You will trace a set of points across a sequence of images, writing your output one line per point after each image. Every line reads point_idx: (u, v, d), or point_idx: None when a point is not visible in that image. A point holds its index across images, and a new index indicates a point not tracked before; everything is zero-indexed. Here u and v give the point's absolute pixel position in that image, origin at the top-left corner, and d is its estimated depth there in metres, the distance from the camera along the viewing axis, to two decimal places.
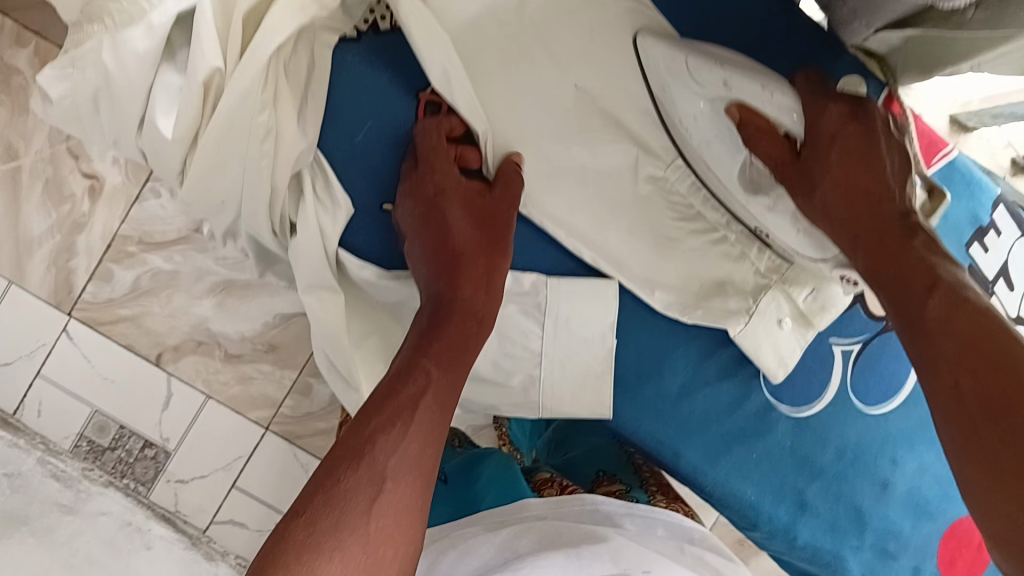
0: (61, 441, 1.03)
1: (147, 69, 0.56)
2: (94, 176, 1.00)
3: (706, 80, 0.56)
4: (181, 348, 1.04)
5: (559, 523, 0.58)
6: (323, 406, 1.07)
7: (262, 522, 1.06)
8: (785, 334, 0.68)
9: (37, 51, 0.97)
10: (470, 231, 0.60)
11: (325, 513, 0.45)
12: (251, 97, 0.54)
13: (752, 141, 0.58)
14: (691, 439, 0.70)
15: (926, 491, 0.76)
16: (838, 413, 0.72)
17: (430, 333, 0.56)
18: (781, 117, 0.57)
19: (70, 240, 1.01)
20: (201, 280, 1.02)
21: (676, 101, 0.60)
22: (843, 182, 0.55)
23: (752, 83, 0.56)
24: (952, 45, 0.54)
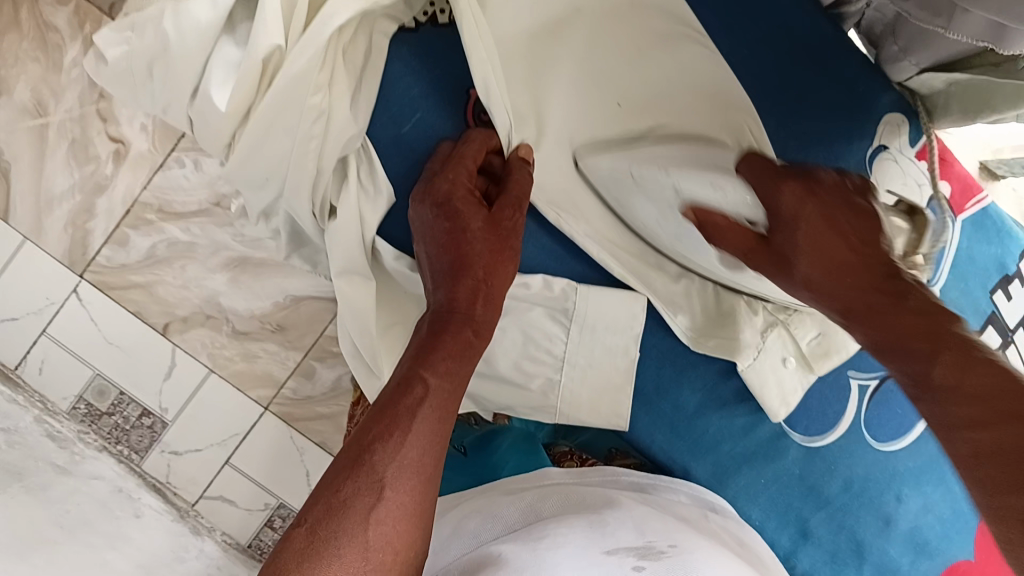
0: (60, 402, 1.03)
1: (204, 40, 0.59)
2: (120, 140, 1.00)
3: (652, 185, 0.61)
4: (189, 320, 1.04)
5: (583, 490, 0.62)
6: (324, 391, 1.07)
7: (252, 501, 1.06)
8: (789, 372, 0.71)
9: (76, 10, 0.97)
10: (481, 234, 0.60)
11: (326, 520, 0.47)
12: (308, 78, 0.57)
13: (718, 236, 0.60)
14: (700, 457, 0.72)
15: (927, 531, 0.77)
16: (848, 446, 0.74)
17: (430, 348, 0.57)
18: (737, 211, 0.59)
19: (90, 201, 1.01)
20: (216, 255, 1.03)
21: (636, 208, 0.65)
22: (820, 254, 0.56)
23: (703, 182, 0.58)
24: (1000, 91, 0.60)
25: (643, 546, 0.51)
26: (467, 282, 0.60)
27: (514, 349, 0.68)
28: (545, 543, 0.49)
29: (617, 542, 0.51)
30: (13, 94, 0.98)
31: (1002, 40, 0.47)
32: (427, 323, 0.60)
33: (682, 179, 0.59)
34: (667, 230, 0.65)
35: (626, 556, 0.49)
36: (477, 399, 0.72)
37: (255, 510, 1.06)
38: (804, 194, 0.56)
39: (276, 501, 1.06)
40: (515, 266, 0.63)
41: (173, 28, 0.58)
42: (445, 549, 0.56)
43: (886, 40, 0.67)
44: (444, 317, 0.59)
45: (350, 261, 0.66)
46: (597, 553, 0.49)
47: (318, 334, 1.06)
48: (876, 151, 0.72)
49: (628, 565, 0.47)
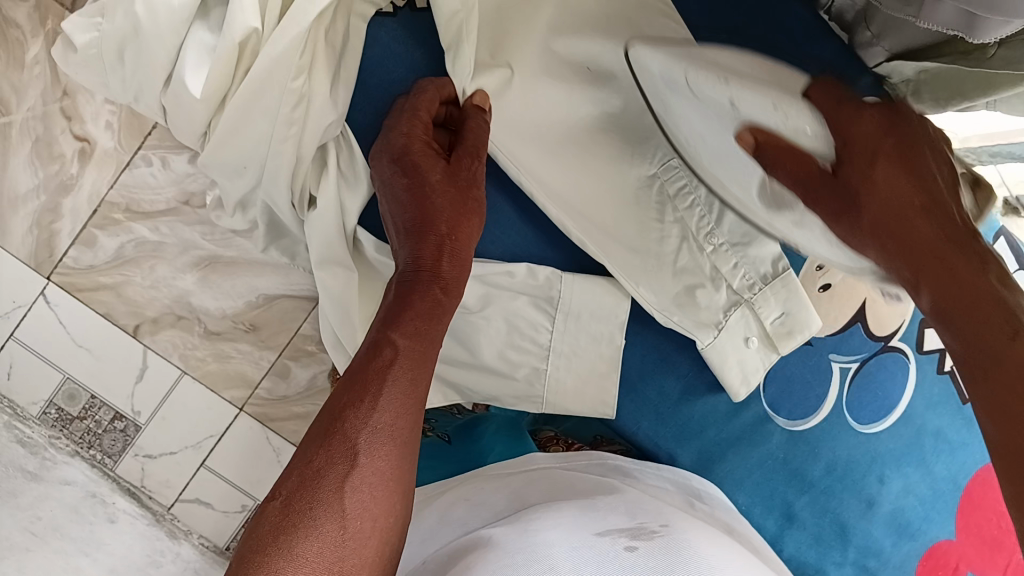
0: (28, 407, 1.00)
1: (181, 25, 0.60)
2: (86, 139, 0.98)
3: (713, 95, 0.53)
4: (160, 321, 1.02)
5: (570, 475, 0.64)
6: (300, 390, 1.06)
7: (228, 503, 1.05)
8: (751, 351, 0.74)
9: (38, 6, 0.94)
10: (445, 190, 0.62)
11: (299, 494, 0.49)
12: (287, 62, 0.57)
13: (773, 165, 0.51)
14: (687, 442, 0.77)
15: (909, 512, 0.80)
16: (829, 430, 0.78)
17: (401, 307, 0.58)
18: (800, 137, 0.50)
19: (56, 201, 0.99)
20: (186, 254, 1.01)
21: (677, 113, 0.61)
22: (893, 196, 0.48)
23: (763, 102, 0.49)
24: (969, 81, 0.59)
25: (636, 526, 0.52)
26: (432, 238, 0.61)
27: (498, 339, 0.71)
28: (535, 526, 0.51)
29: (607, 523, 0.52)
30: None
31: (972, 29, 0.46)
32: (407, 275, 0.61)
33: (740, 93, 0.51)
34: (703, 146, 0.61)
35: (619, 537, 0.50)
36: (461, 390, 0.74)
37: (232, 512, 1.05)
38: (874, 134, 0.48)
39: (252, 503, 1.05)
40: (480, 223, 0.65)
41: (146, 11, 0.58)
42: (435, 535, 0.57)
43: (860, 26, 0.67)
44: (419, 270, 0.61)
45: (333, 247, 0.69)
46: (589, 534, 0.50)
47: (292, 333, 1.05)
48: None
49: (620, 545, 0.48)
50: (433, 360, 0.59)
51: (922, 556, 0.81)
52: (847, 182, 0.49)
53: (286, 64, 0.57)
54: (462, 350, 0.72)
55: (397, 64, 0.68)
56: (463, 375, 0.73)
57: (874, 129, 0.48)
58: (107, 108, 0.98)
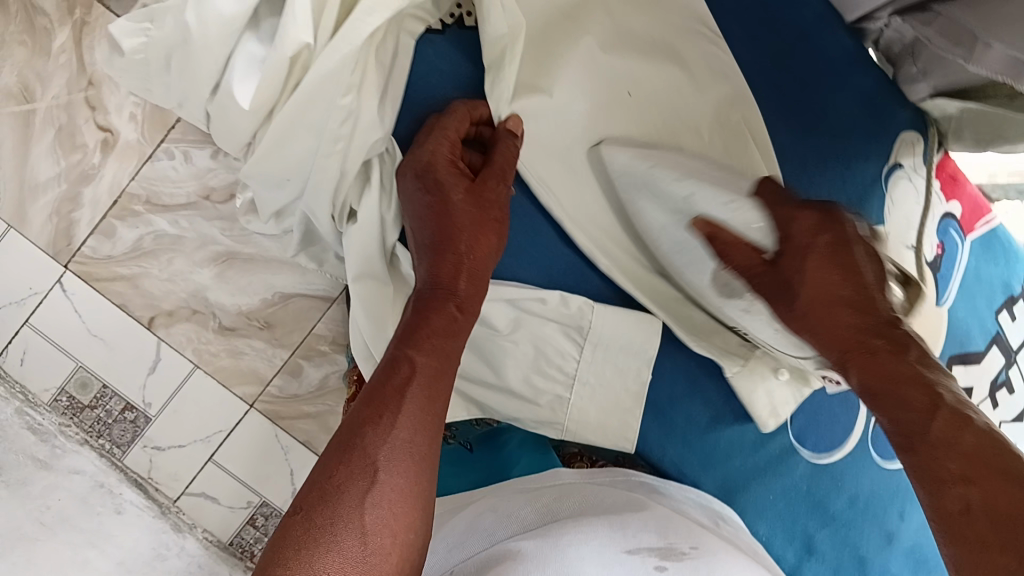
0: (41, 395, 1.00)
1: (230, 37, 0.61)
2: (108, 129, 0.98)
3: (671, 193, 0.66)
4: (174, 314, 1.02)
5: (598, 490, 0.64)
6: (310, 390, 1.06)
7: (234, 498, 1.04)
8: (780, 382, 0.76)
9: None
10: (467, 209, 0.64)
11: (321, 506, 0.49)
12: (340, 77, 0.60)
13: (727, 253, 0.63)
14: (712, 470, 0.76)
15: (926, 547, 0.83)
16: (855, 461, 0.80)
17: (423, 328, 0.60)
18: (747, 231, 0.64)
19: (76, 190, 0.99)
20: (203, 249, 1.01)
21: (644, 211, 0.69)
22: (829, 290, 0.61)
23: (719, 199, 0.64)
24: (1014, 123, 0.69)
25: (665, 548, 0.53)
26: (451, 258, 0.63)
27: (524, 363, 0.72)
28: (566, 539, 0.51)
29: (636, 542, 0.53)
30: None
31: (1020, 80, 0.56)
32: (427, 289, 0.63)
33: (697, 190, 0.65)
34: (669, 240, 0.70)
35: (650, 557, 0.51)
36: (485, 408, 0.74)
37: (238, 508, 1.05)
38: (806, 233, 0.62)
39: (259, 500, 1.05)
40: (501, 246, 0.66)
41: (197, 21, 0.59)
42: (463, 543, 0.57)
43: (905, 59, 0.77)
44: (439, 288, 0.62)
45: (369, 260, 0.69)
46: (619, 552, 0.51)
47: (306, 332, 1.05)
48: (891, 168, 0.80)
49: (649, 564, 0.50)
50: (453, 373, 0.60)
51: None
52: (784, 272, 0.62)
53: (339, 79, 0.60)
54: (486, 370, 0.72)
55: (443, 80, 0.69)
56: (489, 396, 0.73)
57: (809, 224, 0.62)
58: (131, 99, 0.98)
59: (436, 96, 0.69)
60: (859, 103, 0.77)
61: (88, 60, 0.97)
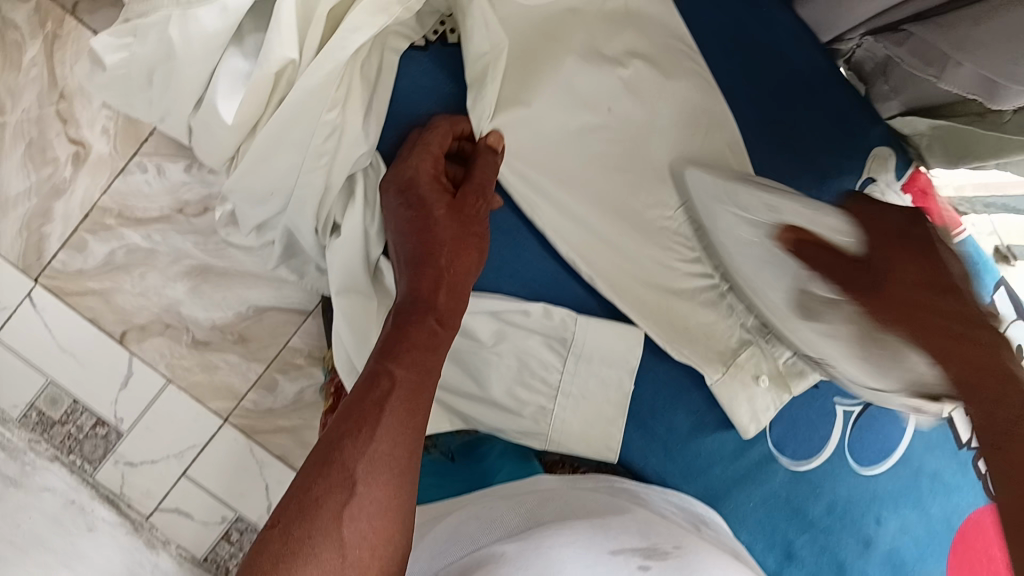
0: (10, 409, 1.00)
1: (215, 54, 0.61)
2: (80, 143, 0.97)
3: (751, 205, 0.66)
4: (147, 329, 1.01)
5: (583, 495, 0.65)
6: (286, 403, 1.06)
7: (209, 514, 1.04)
8: (761, 390, 0.77)
9: (37, 8, 0.95)
10: (448, 225, 0.64)
11: (298, 519, 0.49)
12: (324, 94, 0.60)
13: (801, 250, 0.61)
14: (693, 479, 0.77)
15: (904, 552, 0.83)
16: (833, 469, 0.81)
17: (402, 342, 0.60)
18: (834, 235, 0.60)
19: (47, 205, 0.98)
20: (177, 263, 1.00)
21: (720, 222, 0.70)
22: (906, 263, 0.57)
23: (809, 209, 0.63)
24: (985, 141, 0.70)
25: (649, 546, 0.54)
26: (430, 271, 0.63)
27: (509, 376, 0.73)
28: (548, 542, 0.51)
29: (621, 542, 0.54)
30: None
31: (992, 96, 0.58)
32: (407, 302, 0.63)
33: (789, 208, 0.63)
34: (749, 256, 0.69)
35: (633, 558, 0.52)
36: (466, 419, 0.75)
37: (212, 523, 1.05)
38: (887, 229, 0.59)
39: (234, 515, 1.05)
40: (481, 257, 0.66)
41: (181, 37, 0.59)
42: (449, 548, 0.57)
43: (879, 79, 0.79)
44: (420, 301, 0.62)
45: (353, 278, 0.70)
46: (606, 552, 0.51)
47: (281, 346, 1.05)
48: (866, 182, 0.81)
49: (633, 564, 0.50)
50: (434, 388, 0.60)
51: None
52: (864, 257, 0.58)
53: (321, 96, 0.60)
54: (472, 384, 0.73)
55: (425, 97, 0.69)
56: (473, 408, 0.74)
57: (902, 222, 0.60)
58: (104, 113, 0.98)
59: (417, 113, 0.69)
60: (830, 120, 0.80)
61: (60, 73, 0.96)
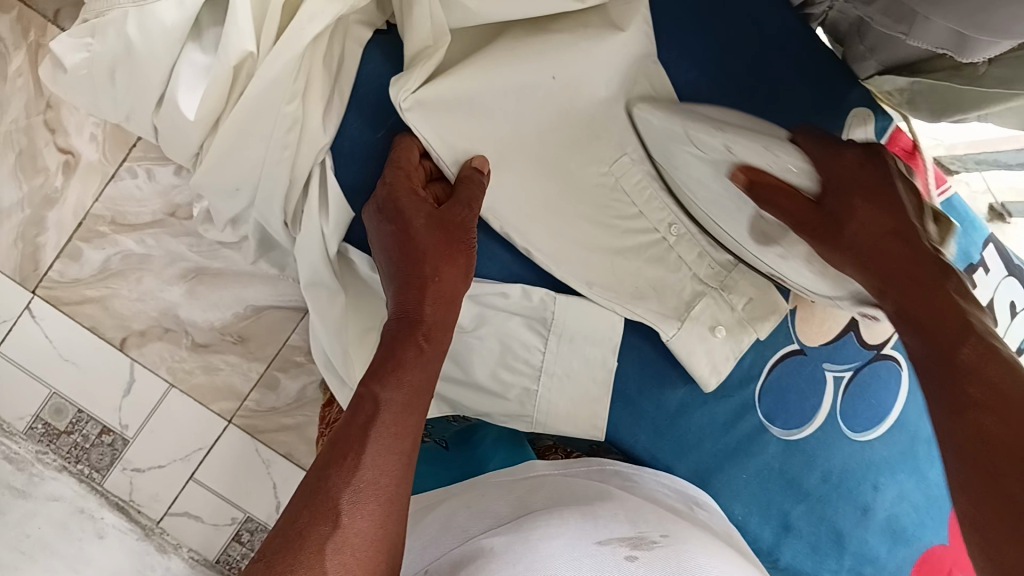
0: (15, 422, 1.00)
1: (174, 46, 0.61)
2: (69, 151, 0.99)
3: (710, 146, 0.62)
4: (147, 334, 1.02)
5: (575, 482, 0.65)
6: (289, 402, 1.06)
7: (218, 515, 1.05)
8: (718, 340, 0.75)
9: (19, 18, 0.97)
10: (427, 231, 0.62)
11: (280, 556, 0.47)
12: (281, 85, 0.59)
13: (771, 199, 0.60)
14: (683, 455, 0.76)
15: (902, 518, 0.84)
16: (827, 437, 0.80)
17: (389, 362, 0.59)
18: (788, 175, 0.60)
19: (40, 215, 0.99)
20: (173, 266, 1.01)
21: (679, 163, 0.68)
22: (871, 219, 0.59)
23: (758, 146, 0.60)
24: (962, 97, 0.69)
25: (637, 536, 0.53)
26: (414, 281, 0.62)
27: (490, 359, 0.73)
28: (536, 534, 0.51)
29: (607, 532, 0.53)
30: None
31: (963, 49, 0.56)
32: (392, 323, 0.62)
33: (734, 139, 0.61)
34: (707, 192, 0.68)
35: (619, 545, 0.51)
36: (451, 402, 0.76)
37: (221, 525, 1.05)
38: (850, 173, 0.60)
39: (242, 516, 1.05)
40: (469, 270, 0.65)
41: (139, 32, 0.59)
42: (436, 541, 0.57)
43: (851, 39, 0.78)
44: (406, 318, 0.61)
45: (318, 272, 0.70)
46: (592, 544, 0.51)
47: (279, 345, 1.05)
48: None
49: (620, 554, 0.50)
50: (423, 404, 0.59)
51: (916, 562, 0.85)
52: (833, 209, 0.60)
53: (281, 89, 0.60)
54: (455, 368, 0.74)
55: None
56: (455, 391, 0.75)
57: (855, 162, 0.61)
58: (91, 120, 0.99)
59: None
60: (811, 91, 0.78)
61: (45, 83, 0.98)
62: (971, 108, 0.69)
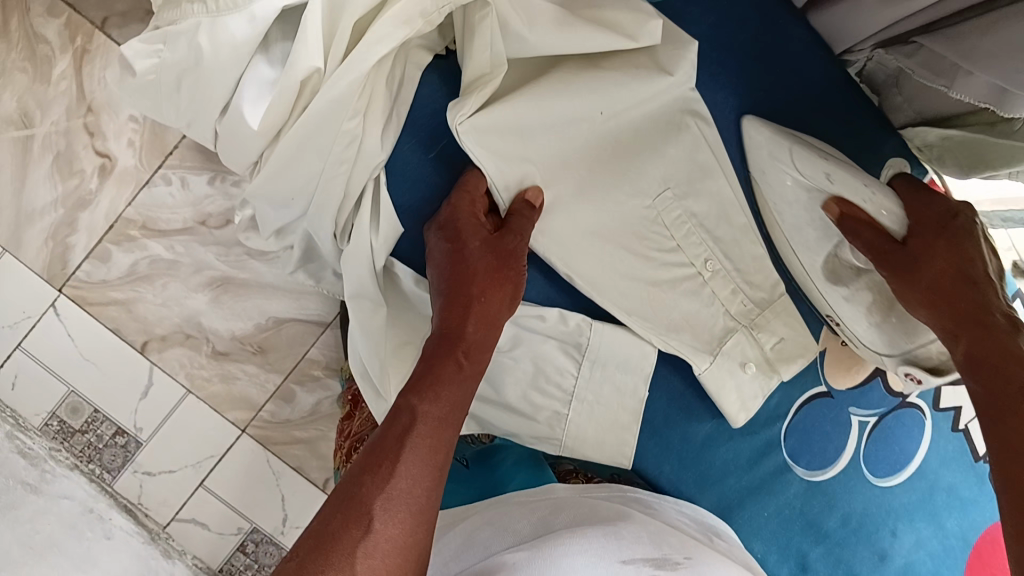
0: (31, 418, 1.02)
1: (241, 61, 0.63)
2: (107, 155, 1.01)
3: (811, 171, 0.68)
4: (168, 339, 1.03)
5: (596, 502, 0.65)
6: (303, 415, 1.06)
7: (224, 525, 1.05)
8: (749, 378, 0.76)
9: (67, 23, 1.00)
10: (480, 253, 0.65)
11: (315, 556, 0.49)
12: (346, 104, 0.61)
13: (857, 232, 0.68)
14: (706, 488, 0.77)
15: (919, 567, 0.82)
16: (847, 481, 0.80)
17: (427, 378, 0.61)
18: (878, 214, 0.69)
19: (73, 215, 1.01)
20: (199, 274, 1.02)
21: (772, 182, 0.73)
22: (948, 266, 0.68)
23: (860, 184, 0.68)
24: (997, 152, 0.69)
25: (660, 558, 0.55)
26: (462, 300, 0.65)
27: (523, 381, 0.74)
28: (559, 549, 0.52)
29: (631, 552, 0.55)
30: None
31: (1003, 104, 0.58)
32: (434, 338, 0.64)
33: (838, 171, 0.68)
34: (791, 218, 0.73)
35: (640, 564, 0.53)
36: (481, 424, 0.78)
37: (227, 534, 1.05)
38: (939, 223, 0.69)
39: (248, 525, 1.05)
40: (514, 298, 0.67)
41: (209, 45, 0.61)
42: (460, 557, 0.59)
43: (887, 89, 0.79)
44: (447, 335, 0.64)
45: (363, 285, 0.71)
46: (616, 565, 0.52)
47: (298, 358, 1.05)
48: None
49: None
50: (457, 422, 0.61)
51: None
52: (914, 251, 0.68)
53: (346, 106, 0.61)
54: (487, 389, 0.75)
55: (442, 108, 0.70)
56: (485, 411, 0.76)
57: (941, 214, 0.69)
58: (130, 126, 1.01)
59: None
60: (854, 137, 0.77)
61: (89, 87, 1.01)
62: (1005, 163, 0.69)
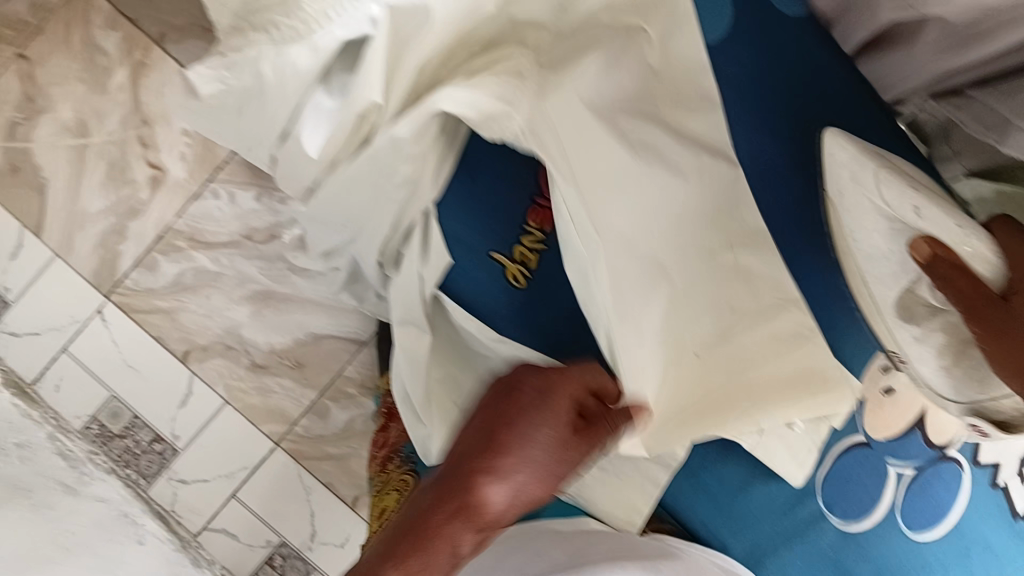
0: (72, 420, 1.04)
1: (302, 86, 0.64)
2: (158, 167, 1.03)
3: (897, 203, 0.61)
4: (209, 349, 1.05)
5: (631, 539, 0.66)
6: (336, 432, 1.07)
7: (254, 537, 1.06)
8: (795, 432, 0.72)
9: (127, 37, 1.03)
10: (545, 425, 0.61)
11: None
12: (401, 152, 0.63)
13: (946, 276, 0.57)
14: (738, 533, 0.77)
15: None
16: (880, 535, 0.75)
17: (434, 509, 0.58)
18: (967, 244, 0.58)
19: (123, 224, 1.04)
20: (242, 287, 1.04)
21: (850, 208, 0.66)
22: None
23: (949, 222, 0.58)
24: None
25: None
26: (501, 438, 0.61)
27: None
28: None
29: None
30: (58, 112, 1.03)
31: None
32: (482, 419, 0.63)
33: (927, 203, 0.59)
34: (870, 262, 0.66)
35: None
36: None
37: (256, 546, 1.06)
38: None
39: (277, 539, 1.06)
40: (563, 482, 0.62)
41: (274, 73, 0.61)
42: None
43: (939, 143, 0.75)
44: (487, 430, 0.62)
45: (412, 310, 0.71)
46: None
47: (334, 374, 1.06)
48: None
49: None
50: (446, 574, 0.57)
51: None
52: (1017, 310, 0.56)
53: (401, 155, 0.63)
54: None
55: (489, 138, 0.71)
56: None
57: None
58: (183, 139, 1.03)
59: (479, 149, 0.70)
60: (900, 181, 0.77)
61: (144, 99, 1.03)
62: None
